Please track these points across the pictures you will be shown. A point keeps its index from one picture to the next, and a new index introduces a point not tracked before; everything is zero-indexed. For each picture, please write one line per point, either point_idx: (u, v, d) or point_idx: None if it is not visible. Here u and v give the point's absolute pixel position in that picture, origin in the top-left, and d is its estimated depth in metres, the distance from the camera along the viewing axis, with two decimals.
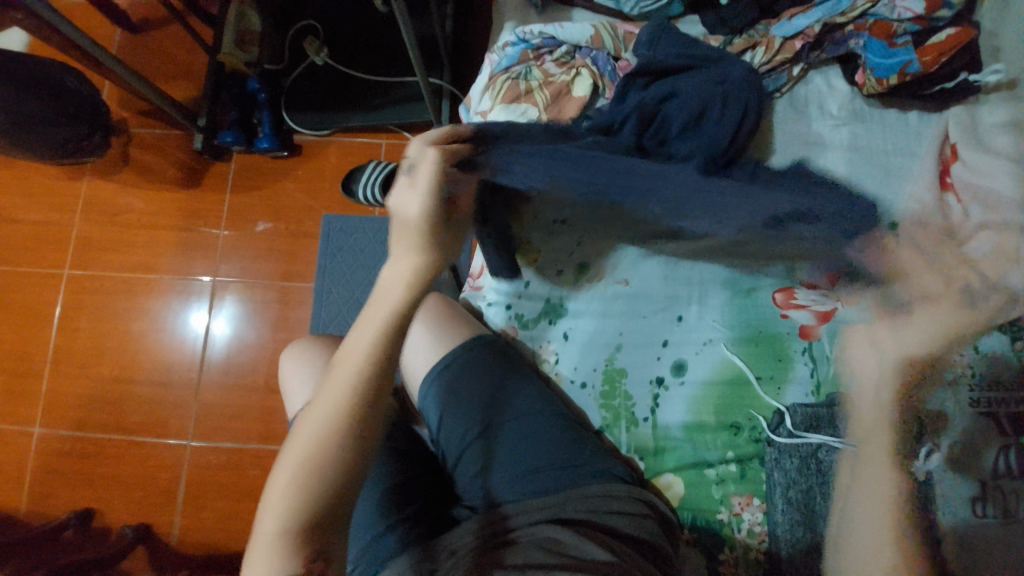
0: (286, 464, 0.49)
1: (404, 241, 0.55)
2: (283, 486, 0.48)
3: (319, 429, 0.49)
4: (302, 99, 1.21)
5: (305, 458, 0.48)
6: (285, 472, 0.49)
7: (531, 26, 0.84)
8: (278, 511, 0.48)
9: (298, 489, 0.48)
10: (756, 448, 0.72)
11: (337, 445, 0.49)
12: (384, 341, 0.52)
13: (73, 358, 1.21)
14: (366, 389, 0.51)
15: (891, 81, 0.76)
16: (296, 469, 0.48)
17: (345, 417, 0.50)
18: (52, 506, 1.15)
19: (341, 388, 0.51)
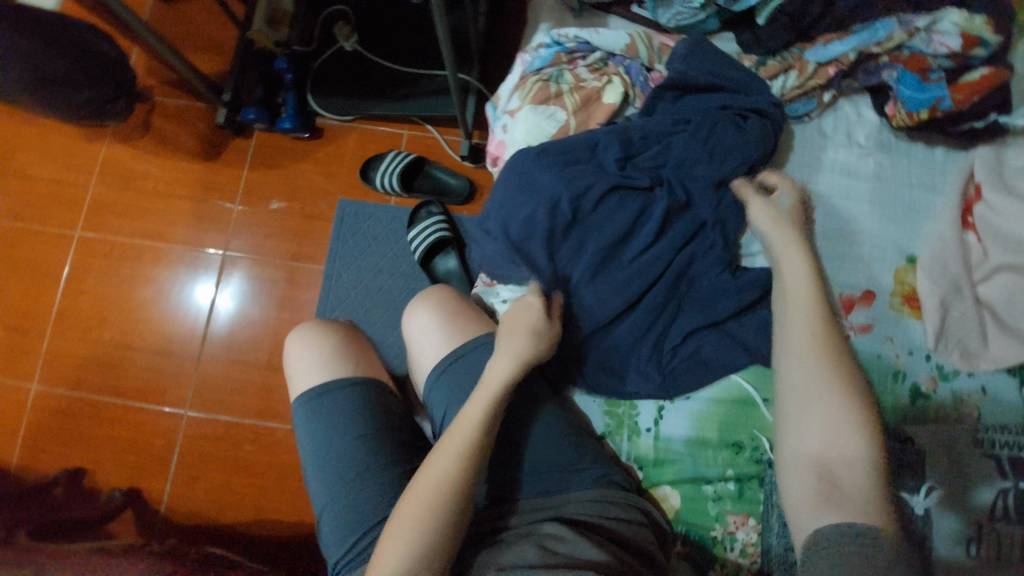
0: (418, 501, 0.59)
1: (514, 339, 0.67)
2: (416, 509, 0.58)
3: (451, 464, 0.60)
4: (327, 83, 1.22)
5: (432, 502, 0.58)
6: (419, 508, 0.58)
7: (568, 29, 0.84)
8: (410, 539, 0.57)
9: (430, 520, 0.58)
10: (757, 468, 0.72)
11: (457, 497, 0.59)
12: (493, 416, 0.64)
13: (77, 319, 1.21)
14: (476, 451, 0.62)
15: (920, 115, 0.76)
16: (426, 512, 0.58)
17: (468, 455, 0.61)
18: (42, 466, 1.15)
19: (456, 448, 0.61)
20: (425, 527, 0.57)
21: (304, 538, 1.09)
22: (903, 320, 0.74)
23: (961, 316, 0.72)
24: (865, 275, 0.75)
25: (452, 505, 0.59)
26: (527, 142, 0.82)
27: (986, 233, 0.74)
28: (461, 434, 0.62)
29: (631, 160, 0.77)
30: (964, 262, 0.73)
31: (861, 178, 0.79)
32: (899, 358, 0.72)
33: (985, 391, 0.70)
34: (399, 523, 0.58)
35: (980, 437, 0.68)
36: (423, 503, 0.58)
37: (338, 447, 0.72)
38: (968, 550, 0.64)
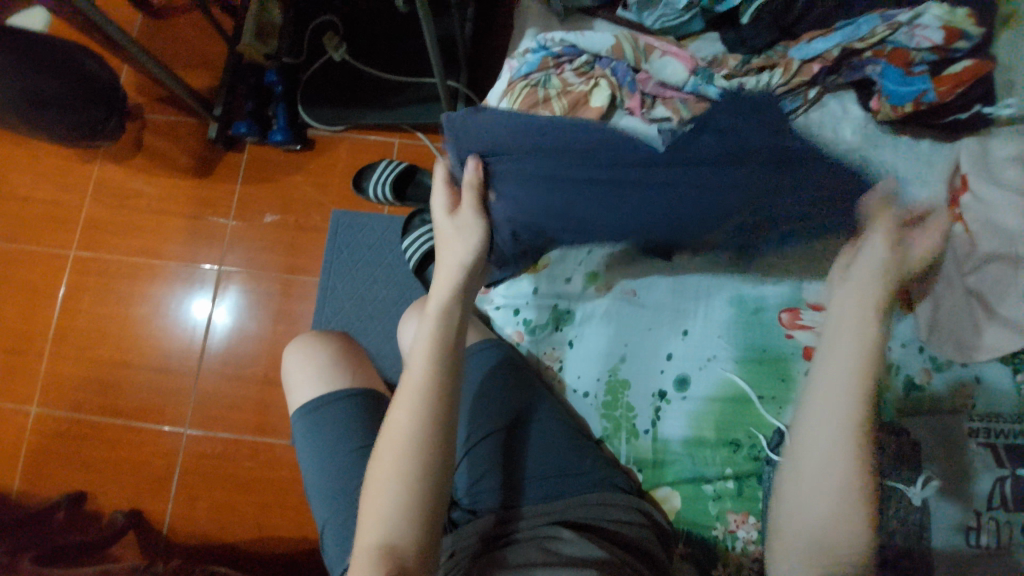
0: (389, 455, 0.60)
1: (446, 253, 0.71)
2: (393, 472, 0.59)
3: (415, 417, 0.61)
4: (317, 94, 1.22)
5: (403, 453, 0.59)
6: (391, 461, 0.59)
7: (555, 34, 0.85)
8: (391, 492, 0.58)
9: (406, 478, 0.59)
10: (754, 466, 0.71)
11: (426, 440, 0.60)
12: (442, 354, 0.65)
13: (74, 340, 1.21)
14: (433, 393, 0.62)
15: (905, 107, 0.79)
16: (399, 463, 0.59)
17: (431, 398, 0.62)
18: (44, 489, 1.15)
19: (412, 394, 0.62)
20: (402, 475, 0.59)
21: (308, 551, 1.09)
22: (897, 313, 0.73)
23: (953, 306, 0.71)
24: None
25: (423, 447, 0.60)
26: None
27: None
28: (414, 382, 0.63)
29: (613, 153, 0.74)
30: None
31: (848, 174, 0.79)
32: (893, 351, 0.71)
33: (979, 380, 0.70)
34: (378, 479, 0.59)
35: (974, 427, 0.69)
36: (394, 455, 0.59)
37: (338, 461, 0.73)
38: (965, 538, 0.65)
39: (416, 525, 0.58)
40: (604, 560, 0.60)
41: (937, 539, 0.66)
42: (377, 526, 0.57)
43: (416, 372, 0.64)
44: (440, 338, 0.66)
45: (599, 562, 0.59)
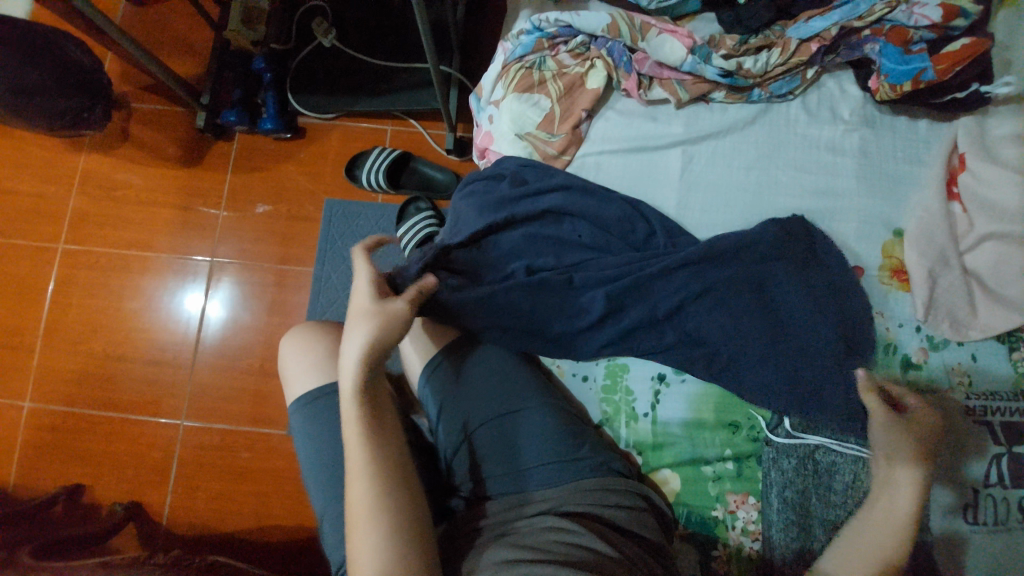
0: (362, 533, 0.56)
1: (354, 329, 0.63)
2: (370, 547, 0.55)
3: (370, 483, 0.58)
4: (306, 81, 1.20)
5: (376, 516, 0.56)
6: (366, 538, 0.55)
7: (548, 13, 0.82)
8: (378, 563, 0.54)
9: (389, 540, 0.55)
10: (754, 447, 0.72)
11: (389, 501, 0.57)
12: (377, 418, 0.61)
13: (65, 334, 1.19)
14: (374, 459, 0.59)
15: (904, 87, 0.75)
16: (376, 536, 0.55)
17: (378, 458, 0.59)
18: (38, 485, 1.14)
19: (358, 464, 0.58)
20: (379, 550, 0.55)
21: (310, 540, 1.09)
22: (893, 293, 0.74)
23: (949, 286, 0.73)
24: (851, 250, 0.76)
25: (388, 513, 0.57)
26: (513, 130, 0.82)
27: (972, 203, 0.75)
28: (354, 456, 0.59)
29: (602, 202, 0.78)
30: (950, 232, 0.75)
31: (846, 155, 0.79)
32: (890, 331, 0.73)
33: (975, 359, 0.71)
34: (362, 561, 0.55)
35: (972, 404, 0.69)
36: (366, 532, 0.56)
37: (336, 451, 0.72)
38: (963, 515, 0.66)
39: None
40: (595, 562, 0.58)
41: (937, 521, 0.66)
42: None
43: (353, 449, 0.59)
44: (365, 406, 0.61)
45: (598, 562, 0.58)
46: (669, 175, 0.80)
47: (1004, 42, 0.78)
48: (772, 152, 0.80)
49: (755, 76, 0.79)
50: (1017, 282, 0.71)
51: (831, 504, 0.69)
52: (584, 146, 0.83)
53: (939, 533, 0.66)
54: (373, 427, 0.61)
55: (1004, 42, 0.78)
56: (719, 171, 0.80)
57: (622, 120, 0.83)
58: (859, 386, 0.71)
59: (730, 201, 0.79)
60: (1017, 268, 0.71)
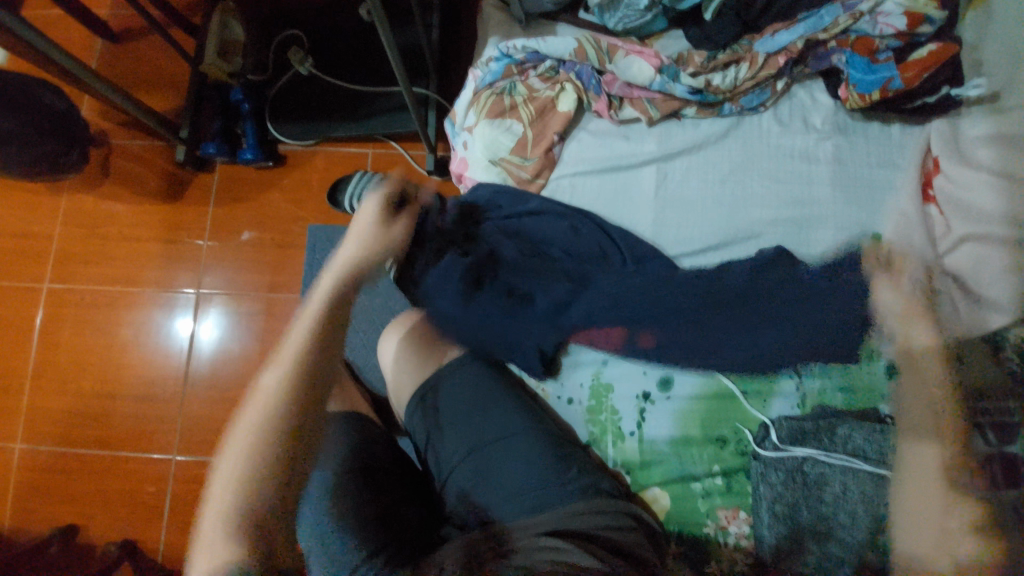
0: (265, 386, 0.53)
1: (361, 232, 0.66)
2: (261, 402, 0.52)
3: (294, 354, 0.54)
4: (286, 111, 1.21)
5: (281, 381, 0.53)
6: (265, 392, 0.52)
7: (516, 39, 0.83)
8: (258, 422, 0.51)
9: (277, 409, 0.51)
10: (741, 461, 0.72)
11: (296, 394, 0.52)
12: (312, 353, 0.54)
13: (52, 374, 1.19)
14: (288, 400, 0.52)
15: (872, 96, 0.75)
16: (270, 396, 0.52)
17: (313, 341, 0.55)
18: (32, 527, 1.13)
19: (302, 329, 0.56)
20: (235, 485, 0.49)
21: None
22: None
23: (923, 291, 0.71)
24: (831, 258, 0.76)
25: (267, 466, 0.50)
26: (487, 157, 0.83)
27: (947, 205, 0.75)
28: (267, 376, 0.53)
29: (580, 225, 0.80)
30: (926, 235, 0.74)
31: (819, 162, 0.79)
32: (874, 338, 0.72)
33: None
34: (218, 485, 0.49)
35: None
36: (268, 387, 0.53)
37: (320, 481, 0.71)
38: None
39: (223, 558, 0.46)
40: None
41: None
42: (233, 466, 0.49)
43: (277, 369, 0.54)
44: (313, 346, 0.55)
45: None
46: (644, 193, 0.81)
47: (973, 43, 0.78)
48: (746, 165, 0.80)
49: (724, 91, 0.79)
50: (996, 282, 0.67)
51: (822, 516, 0.66)
52: (558, 168, 0.84)
53: None
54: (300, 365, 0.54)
55: (972, 43, 0.78)
56: (695, 186, 0.80)
57: (594, 139, 0.83)
58: (842, 396, 0.72)
59: (705, 213, 0.79)
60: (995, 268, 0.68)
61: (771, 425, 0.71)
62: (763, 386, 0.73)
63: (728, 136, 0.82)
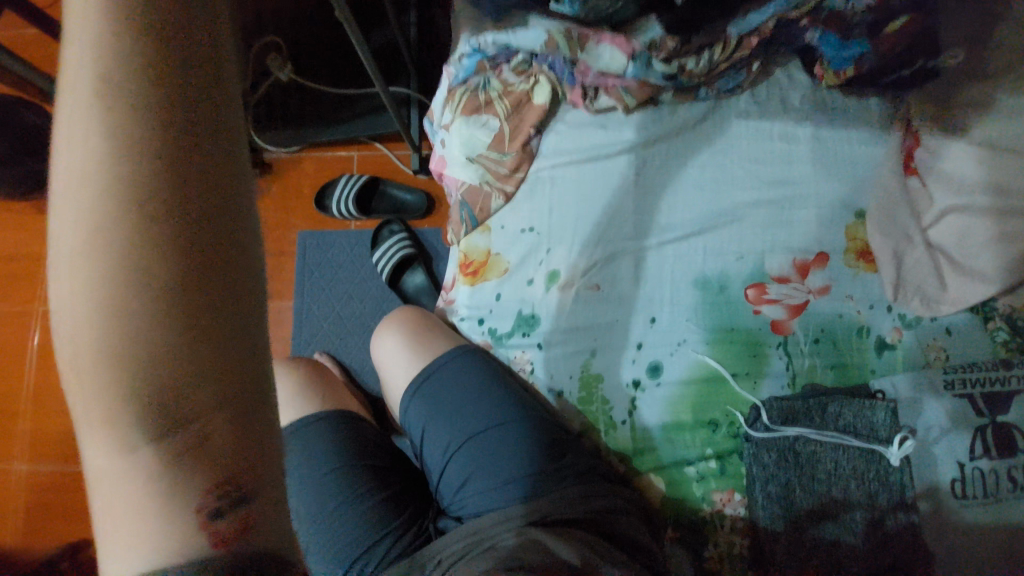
0: (76, 258, 0.24)
1: None
2: (84, 294, 0.24)
3: (114, 181, 0.23)
4: (267, 118, 1.20)
5: (109, 243, 0.24)
6: (81, 274, 0.24)
7: (486, 34, 0.83)
8: (101, 341, 0.24)
9: (124, 310, 0.24)
10: (734, 444, 0.72)
11: (154, 275, 0.24)
12: (159, 160, 0.24)
13: (54, 393, 1.20)
14: (139, 227, 0.23)
15: (847, 72, 0.77)
16: (99, 284, 0.24)
17: (150, 137, 0.24)
18: (44, 544, 1.14)
19: (98, 112, 0.23)
20: (115, 430, 0.25)
21: None
22: (861, 276, 0.74)
23: (915, 261, 0.73)
24: (816, 237, 0.76)
25: (180, 423, 0.26)
26: (464, 154, 0.83)
27: (931, 176, 0.76)
28: (75, 237, 0.24)
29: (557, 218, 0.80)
30: (911, 210, 0.75)
31: (798, 142, 0.79)
32: (861, 314, 0.73)
33: (950, 334, 0.71)
34: (94, 446, 0.26)
35: (949, 379, 0.68)
36: (85, 259, 0.24)
37: (318, 482, 0.74)
38: (952, 490, 0.65)
39: (173, 549, 0.27)
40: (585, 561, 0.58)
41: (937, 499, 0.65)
42: (100, 430, 0.26)
43: (81, 170, 0.24)
44: (157, 143, 0.24)
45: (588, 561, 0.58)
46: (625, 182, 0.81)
47: None
48: (725, 149, 0.81)
49: (698, 75, 0.78)
50: (982, 250, 0.70)
51: (819, 496, 0.67)
52: (536, 162, 0.83)
53: (927, 509, 0.65)
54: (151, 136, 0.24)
55: None
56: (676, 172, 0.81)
57: (571, 131, 0.83)
58: (832, 376, 0.72)
59: (688, 202, 0.80)
60: (981, 237, 0.70)
61: (761, 406, 0.71)
62: (751, 366, 0.74)
63: (707, 121, 0.82)
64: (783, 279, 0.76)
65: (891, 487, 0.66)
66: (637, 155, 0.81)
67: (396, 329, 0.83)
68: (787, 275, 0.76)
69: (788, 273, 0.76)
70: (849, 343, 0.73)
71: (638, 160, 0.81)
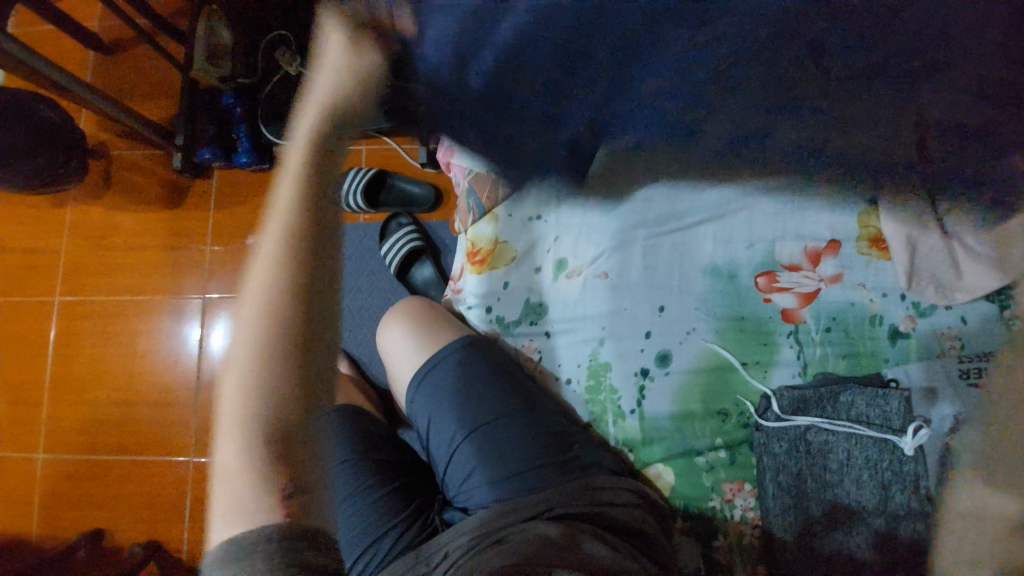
0: (242, 342, 0.49)
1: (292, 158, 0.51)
2: (242, 361, 0.48)
3: (267, 307, 0.48)
4: (277, 112, 1.21)
5: (259, 336, 0.48)
6: (244, 351, 0.48)
7: None
8: (248, 385, 0.48)
9: (262, 370, 0.48)
10: (744, 433, 0.72)
11: (283, 352, 0.48)
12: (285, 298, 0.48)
13: (70, 385, 1.22)
14: (275, 330, 0.48)
15: None
16: (251, 357, 0.48)
17: (283, 287, 0.48)
18: (61, 532, 1.17)
19: (266, 272, 0.49)
20: (244, 434, 0.48)
21: None
22: (874, 263, 0.74)
23: (930, 250, 0.71)
24: (828, 225, 0.75)
25: (273, 435, 0.48)
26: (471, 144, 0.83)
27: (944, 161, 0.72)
28: (246, 331, 0.49)
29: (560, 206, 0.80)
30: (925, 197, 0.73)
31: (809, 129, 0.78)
32: (874, 303, 0.72)
33: (964, 321, 0.69)
34: (227, 443, 0.48)
35: (966, 368, 0.66)
36: (248, 343, 0.48)
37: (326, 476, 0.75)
38: None
39: (253, 518, 0.46)
40: (591, 558, 0.57)
41: None
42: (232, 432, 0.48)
43: (253, 301, 0.49)
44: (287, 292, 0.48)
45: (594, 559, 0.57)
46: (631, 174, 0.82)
47: None
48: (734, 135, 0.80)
49: None
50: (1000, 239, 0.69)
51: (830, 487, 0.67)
52: None
53: None
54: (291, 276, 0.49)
55: None
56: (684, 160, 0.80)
57: None
58: (845, 363, 0.71)
59: (696, 189, 0.79)
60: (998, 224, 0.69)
61: (771, 394, 0.71)
62: (761, 354, 0.73)
63: None
64: (794, 267, 0.75)
65: (905, 478, 0.64)
66: (645, 143, 0.80)
67: (404, 318, 0.83)
68: (798, 262, 0.75)
69: (799, 260, 0.75)
70: (860, 331, 0.72)
71: (645, 148, 0.81)
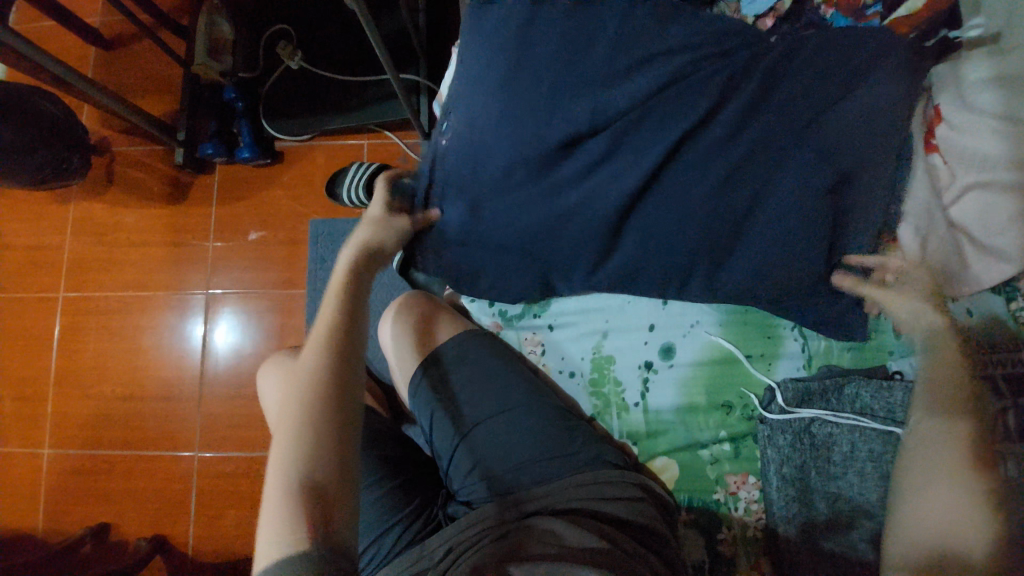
0: (296, 398, 0.53)
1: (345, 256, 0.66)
2: (294, 414, 0.52)
3: (320, 363, 0.55)
4: (279, 107, 1.20)
5: (314, 387, 0.53)
6: (295, 405, 0.53)
7: None
8: (299, 435, 0.51)
9: (314, 418, 0.52)
10: (748, 426, 0.73)
11: (333, 400, 0.53)
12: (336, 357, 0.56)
13: (75, 381, 1.22)
14: (328, 382, 0.54)
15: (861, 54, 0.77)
16: (305, 407, 0.53)
17: (336, 346, 0.57)
18: (67, 526, 1.17)
19: (321, 335, 0.58)
20: (289, 479, 0.49)
21: None
22: None
23: (938, 242, 0.68)
24: None
25: (319, 480, 0.50)
26: None
27: (952, 154, 0.69)
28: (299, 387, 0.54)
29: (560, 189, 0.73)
30: (931, 189, 0.69)
31: None
32: None
33: (970, 313, 0.70)
34: (270, 493, 0.49)
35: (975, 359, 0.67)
36: (301, 398, 0.53)
37: None
38: None
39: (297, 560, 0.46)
40: (586, 552, 0.57)
41: None
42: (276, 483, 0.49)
43: (309, 360, 0.56)
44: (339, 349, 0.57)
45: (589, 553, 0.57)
46: None
47: None
48: None
49: None
50: (1006, 232, 0.65)
51: (835, 480, 0.67)
52: None
53: None
54: (337, 370, 0.55)
55: None
56: None
57: None
58: (849, 354, 0.72)
59: None
60: (1005, 217, 0.65)
61: (776, 388, 0.71)
62: (766, 347, 0.74)
63: None
64: None
65: None
66: None
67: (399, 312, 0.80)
68: None
69: None
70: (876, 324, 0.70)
71: None
